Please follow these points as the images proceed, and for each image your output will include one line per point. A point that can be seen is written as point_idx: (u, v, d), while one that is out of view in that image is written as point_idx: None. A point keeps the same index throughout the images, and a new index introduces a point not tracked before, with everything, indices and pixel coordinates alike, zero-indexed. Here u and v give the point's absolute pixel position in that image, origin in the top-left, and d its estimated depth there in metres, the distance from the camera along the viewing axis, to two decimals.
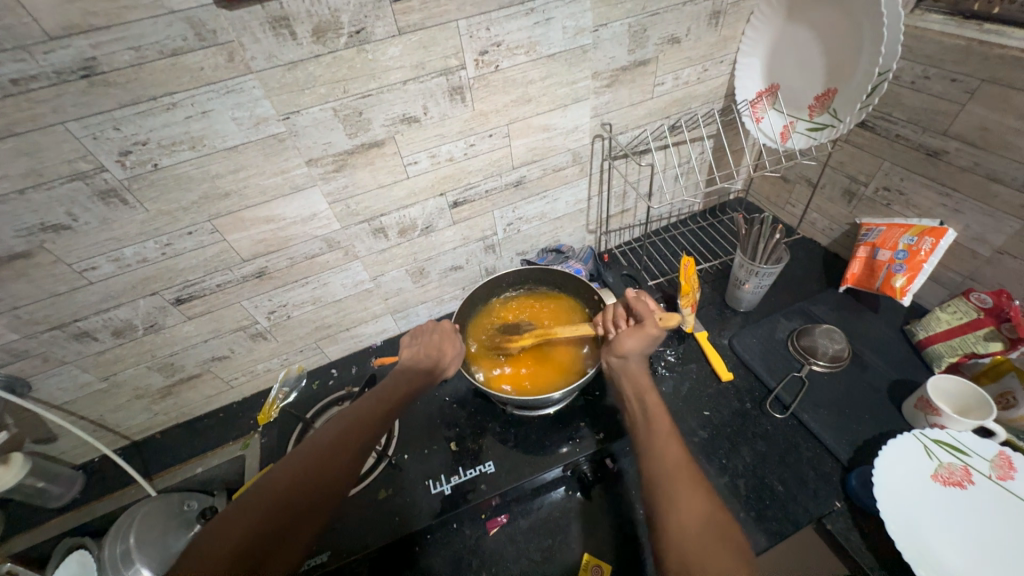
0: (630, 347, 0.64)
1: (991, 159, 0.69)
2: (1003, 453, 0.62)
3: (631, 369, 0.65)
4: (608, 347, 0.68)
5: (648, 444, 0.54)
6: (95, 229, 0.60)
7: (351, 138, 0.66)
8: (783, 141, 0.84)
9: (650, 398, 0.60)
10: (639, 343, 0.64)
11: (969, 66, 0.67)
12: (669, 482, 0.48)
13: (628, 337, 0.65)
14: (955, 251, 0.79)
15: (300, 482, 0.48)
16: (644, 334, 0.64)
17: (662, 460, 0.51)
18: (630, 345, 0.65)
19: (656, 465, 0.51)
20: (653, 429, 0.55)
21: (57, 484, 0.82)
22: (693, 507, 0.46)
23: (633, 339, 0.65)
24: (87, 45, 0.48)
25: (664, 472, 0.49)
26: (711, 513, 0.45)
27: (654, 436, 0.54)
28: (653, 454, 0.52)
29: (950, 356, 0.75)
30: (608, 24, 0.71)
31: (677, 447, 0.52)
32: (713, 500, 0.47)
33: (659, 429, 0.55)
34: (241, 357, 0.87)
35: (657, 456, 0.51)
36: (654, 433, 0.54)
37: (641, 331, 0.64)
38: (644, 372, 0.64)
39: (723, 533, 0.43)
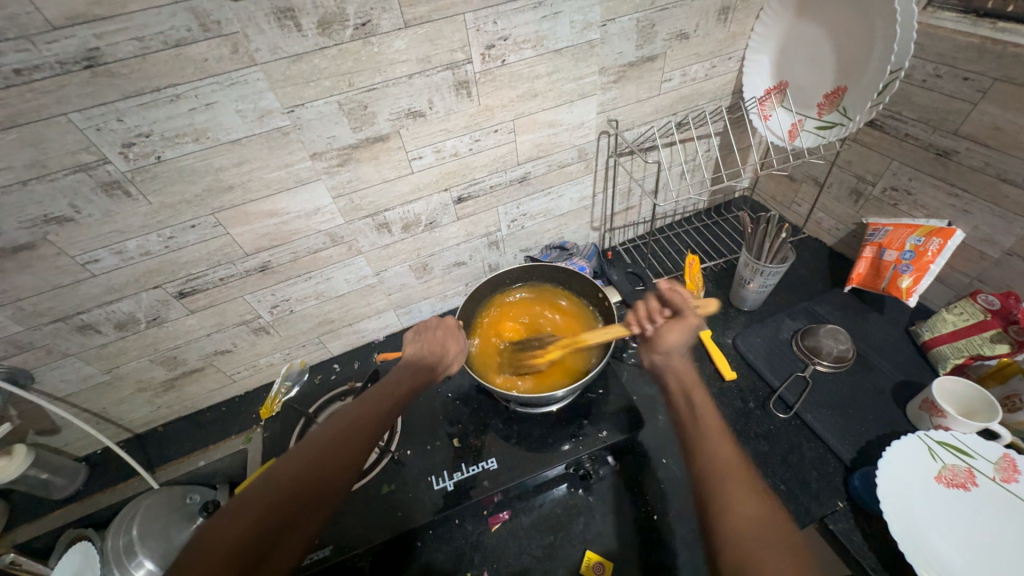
0: (672, 340, 0.60)
1: (1002, 160, 0.68)
2: (1007, 456, 0.62)
3: (674, 361, 0.59)
4: (647, 343, 0.62)
5: (695, 439, 0.48)
6: (98, 221, 0.60)
7: (355, 132, 0.65)
8: (791, 139, 0.83)
9: (695, 389, 0.54)
10: (680, 335, 0.60)
11: (982, 65, 0.67)
12: (721, 478, 0.43)
13: (669, 332, 0.60)
14: (962, 252, 0.78)
15: (303, 477, 0.47)
16: (685, 327, 0.60)
17: (711, 456, 0.46)
18: (672, 338, 0.60)
19: (705, 461, 0.46)
20: (699, 422, 0.50)
21: (60, 476, 0.82)
22: (747, 507, 0.41)
23: (674, 334, 0.60)
24: (91, 36, 0.47)
25: (716, 468, 0.44)
26: (767, 512, 0.40)
27: (702, 430, 0.49)
28: (702, 450, 0.47)
29: (956, 357, 0.75)
30: (616, 18, 0.70)
31: (728, 443, 0.47)
32: (768, 500, 0.42)
33: (708, 423, 0.49)
34: (244, 352, 0.87)
35: (706, 452, 0.46)
36: (701, 425, 0.49)
37: (682, 324, 0.60)
38: (686, 364, 0.58)
39: (784, 535, 0.39)
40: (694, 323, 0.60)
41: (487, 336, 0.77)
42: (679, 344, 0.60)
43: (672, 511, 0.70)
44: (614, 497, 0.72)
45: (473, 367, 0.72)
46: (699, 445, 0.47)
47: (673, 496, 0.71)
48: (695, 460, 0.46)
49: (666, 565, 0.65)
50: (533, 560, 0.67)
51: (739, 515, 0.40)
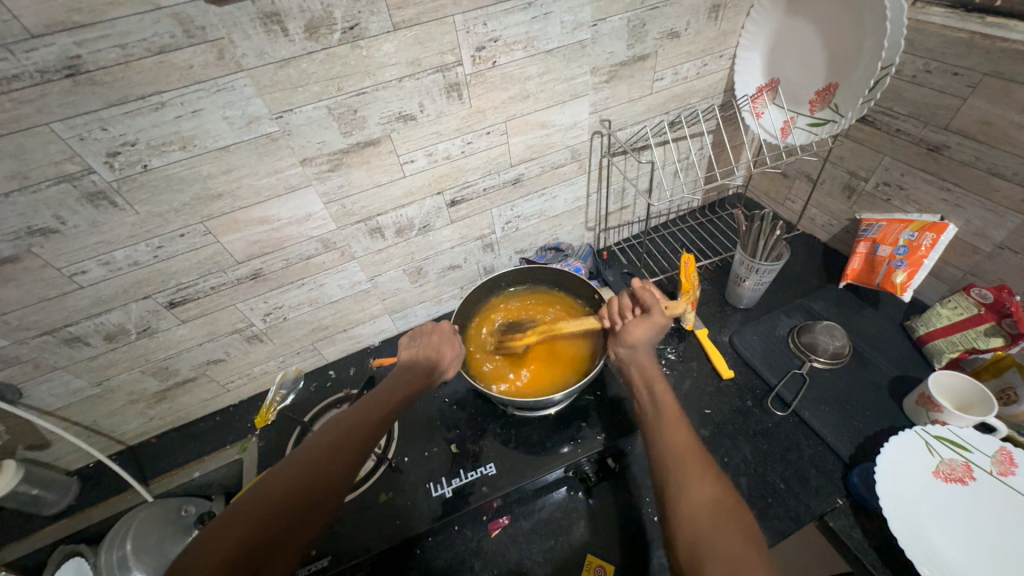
0: (640, 335, 0.61)
1: (992, 154, 0.69)
2: (1004, 449, 0.62)
3: (637, 356, 0.61)
4: (614, 339, 0.64)
5: (653, 428, 0.50)
6: (84, 232, 0.59)
7: (346, 137, 0.64)
8: (783, 136, 0.83)
9: (654, 381, 0.57)
10: (647, 330, 0.61)
11: (970, 60, 0.67)
12: (678, 464, 0.45)
13: (634, 327, 0.62)
14: (955, 246, 0.79)
15: (300, 487, 0.47)
16: (650, 322, 0.62)
17: (670, 443, 0.47)
18: (639, 332, 0.62)
19: (664, 447, 0.47)
20: (659, 411, 0.52)
21: (52, 491, 0.81)
22: (702, 490, 0.42)
23: (640, 329, 0.62)
24: (71, 44, 0.46)
25: (672, 454, 0.46)
26: (721, 493, 0.42)
27: (662, 418, 0.51)
28: (662, 438, 0.48)
29: (951, 352, 0.76)
30: (607, 18, 0.70)
31: (686, 431, 0.49)
32: (723, 483, 0.43)
33: (666, 412, 0.51)
34: (237, 361, 0.85)
35: (665, 438, 0.48)
36: (660, 415, 0.51)
37: (649, 320, 0.61)
38: (650, 358, 0.61)
39: (737, 513, 0.40)
40: (660, 321, 0.61)
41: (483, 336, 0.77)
42: (647, 338, 0.61)
43: None
44: (614, 499, 0.72)
45: (471, 370, 0.72)
46: (658, 433, 0.49)
47: None
48: (653, 447, 0.48)
49: (668, 567, 0.64)
50: (533, 564, 0.67)
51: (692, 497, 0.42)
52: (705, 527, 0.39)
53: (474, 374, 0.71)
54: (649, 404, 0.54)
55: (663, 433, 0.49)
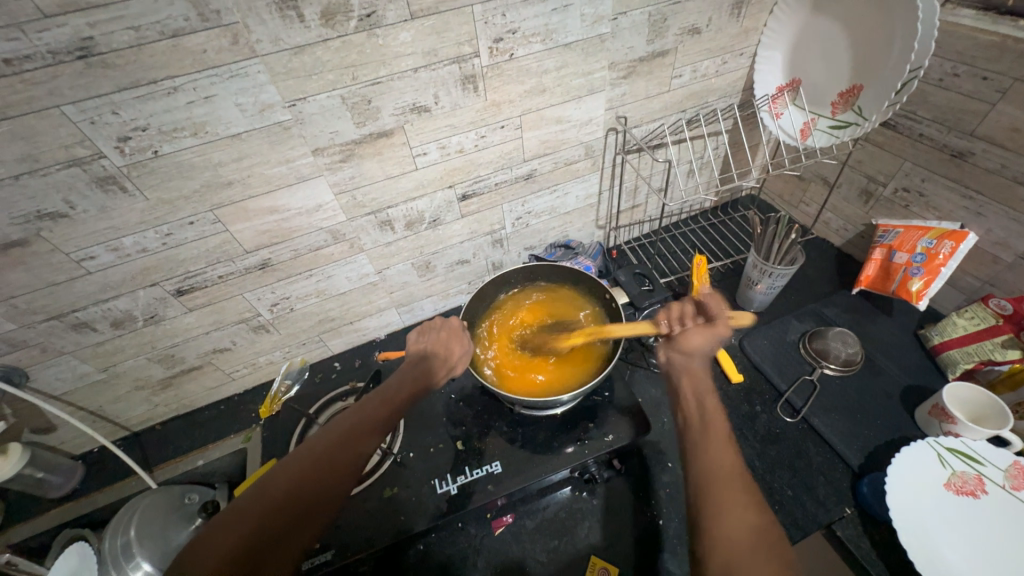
0: (696, 344, 0.57)
1: (1019, 162, 0.67)
2: (1019, 462, 0.61)
3: (688, 364, 0.56)
4: (667, 342, 0.60)
5: (698, 444, 0.46)
6: (93, 217, 0.58)
7: (359, 128, 0.63)
8: (803, 138, 0.82)
9: (708, 394, 0.51)
10: (707, 340, 0.57)
11: (1001, 64, 0.65)
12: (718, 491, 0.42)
13: (695, 334, 0.58)
14: (974, 255, 0.77)
15: (301, 485, 0.46)
16: (713, 334, 0.58)
17: (713, 467, 0.44)
18: (695, 341, 0.57)
19: (704, 468, 0.44)
20: (707, 428, 0.47)
21: (57, 474, 0.81)
22: (744, 524, 0.39)
23: (698, 337, 0.57)
24: (84, 24, 0.45)
25: (715, 479, 0.43)
26: (763, 530, 0.39)
27: (707, 437, 0.46)
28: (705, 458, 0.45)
29: (966, 362, 0.74)
30: (627, 12, 0.68)
31: (732, 456, 0.45)
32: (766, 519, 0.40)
33: (713, 431, 0.47)
34: (243, 350, 0.85)
35: (710, 458, 0.44)
36: (708, 431, 0.47)
37: (711, 331, 0.58)
38: (700, 366, 0.55)
39: (777, 554, 0.37)
40: (724, 333, 0.58)
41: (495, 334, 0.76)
42: (705, 348, 0.57)
43: (678, 516, 0.69)
44: (619, 500, 0.71)
45: (479, 367, 0.71)
46: (701, 452, 0.45)
47: (678, 500, 0.71)
48: (694, 464, 0.45)
49: (673, 571, 0.64)
50: (537, 564, 0.66)
51: (729, 527, 0.39)
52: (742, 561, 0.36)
53: (482, 372, 0.70)
54: (694, 418, 0.49)
55: (707, 454, 0.45)
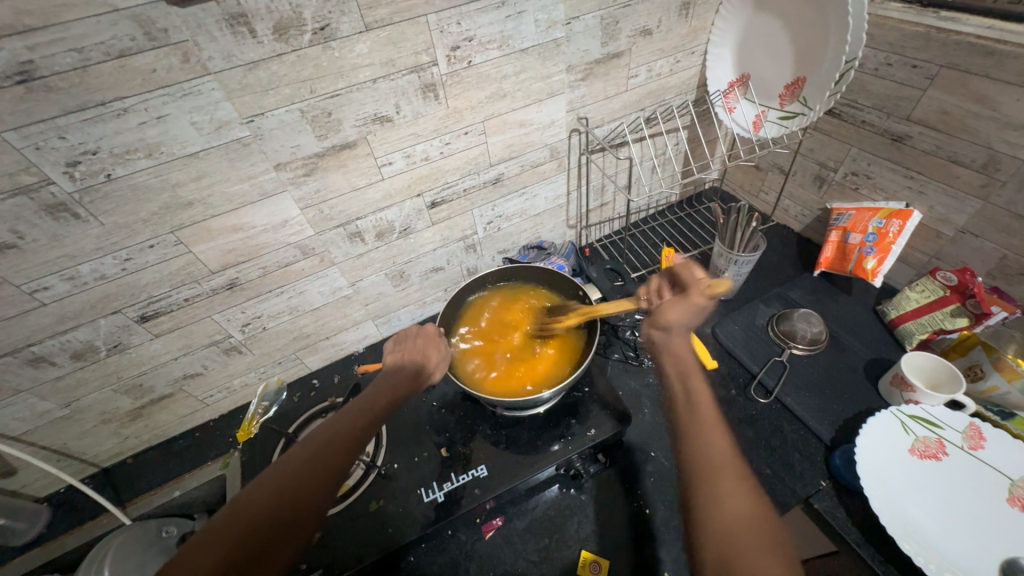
0: (676, 313, 0.56)
1: (952, 142, 0.72)
2: (974, 423, 0.65)
3: (673, 341, 0.55)
4: (648, 319, 0.59)
5: (687, 432, 0.45)
6: (45, 247, 0.56)
7: (320, 141, 0.63)
8: (755, 130, 0.86)
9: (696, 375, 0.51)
10: (685, 310, 0.56)
11: (929, 53, 0.70)
12: (710, 474, 0.41)
13: (671, 306, 0.56)
14: (920, 231, 0.82)
15: (281, 501, 0.45)
16: (693, 303, 0.56)
17: (703, 453, 0.43)
18: (672, 313, 0.56)
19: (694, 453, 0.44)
20: (695, 413, 0.47)
21: (20, 520, 0.77)
22: (738, 508, 0.39)
23: (677, 309, 0.56)
24: (23, 48, 0.44)
25: (703, 462, 0.42)
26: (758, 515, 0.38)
27: (696, 421, 0.46)
28: (696, 444, 0.44)
29: (920, 333, 0.79)
30: (580, 16, 0.70)
31: (724, 441, 0.44)
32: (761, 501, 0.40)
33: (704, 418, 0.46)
34: (215, 374, 0.83)
35: (700, 444, 0.44)
36: (699, 418, 0.46)
37: (688, 301, 0.56)
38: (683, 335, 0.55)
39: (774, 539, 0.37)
40: (700, 300, 0.56)
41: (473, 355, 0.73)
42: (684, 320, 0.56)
43: (663, 502, 0.71)
44: (606, 493, 0.72)
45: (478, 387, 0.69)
46: (692, 434, 0.45)
47: (663, 489, 0.72)
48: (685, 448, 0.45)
49: (661, 558, 0.65)
50: (529, 564, 0.66)
51: (723, 512, 0.39)
52: (736, 546, 0.36)
53: (462, 378, 0.70)
54: (682, 402, 0.49)
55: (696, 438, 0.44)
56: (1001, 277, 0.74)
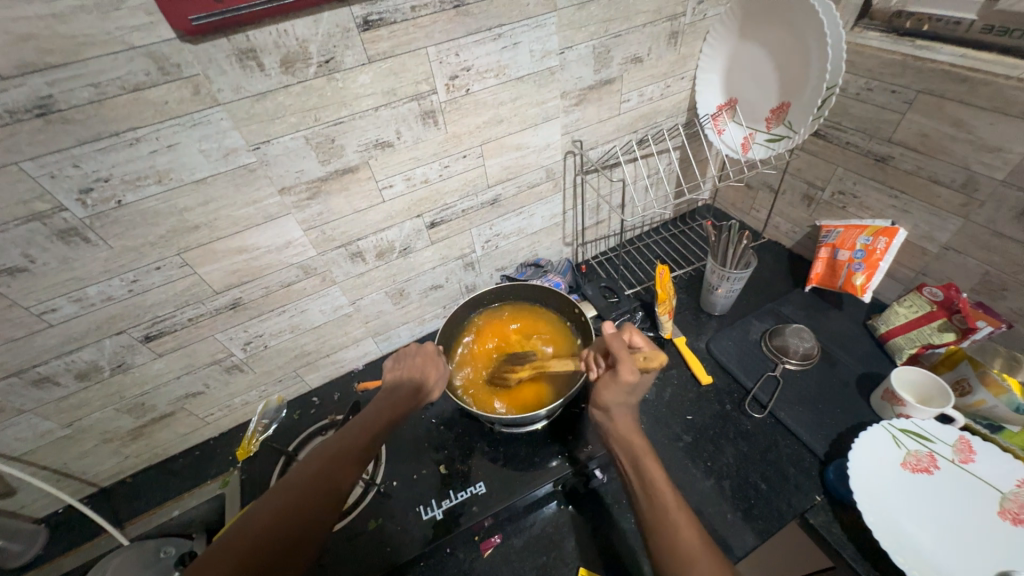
0: (611, 397, 0.58)
1: (932, 163, 0.74)
2: (963, 437, 0.66)
3: (621, 424, 0.57)
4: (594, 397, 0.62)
5: (654, 520, 0.46)
6: (55, 270, 0.58)
7: (324, 165, 0.65)
8: (744, 151, 0.88)
9: (651, 459, 0.52)
10: (621, 393, 0.57)
11: (906, 79, 0.73)
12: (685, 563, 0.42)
13: (604, 389, 0.58)
14: (906, 248, 0.84)
15: (288, 519, 0.46)
16: (618, 383, 0.57)
17: (674, 545, 0.44)
18: (608, 396, 0.58)
19: (667, 544, 0.44)
20: (657, 501, 0.48)
21: (17, 541, 0.76)
22: None
23: (611, 390, 0.58)
24: (43, 84, 0.46)
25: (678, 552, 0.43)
26: None
27: (659, 509, 0.47)
28: (667, 538, 0.44)
29: (910, 347, 0.80)
30: (573, 46, 0.74)
31: (688, 523, 0.45)
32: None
33: (665, 505, 0.47)
34: (216, 392, 0.84)
35: (670, 531, 0.45)
36: (663, 506, 0.47)
37: (616, 379, 0.57)
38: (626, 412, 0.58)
39: None
40: (628, 378, 0.56)
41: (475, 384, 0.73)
42: (624, 400, 0.58)
43: None
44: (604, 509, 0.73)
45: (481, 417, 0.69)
46: (661, 523, 0.46)
47: None
48: (656, 541, 0.45)
49: None
50: None
51: None
52: None
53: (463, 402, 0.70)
54: (643, 490, 0.50)
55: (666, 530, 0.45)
56: (985, 293, 0.76)
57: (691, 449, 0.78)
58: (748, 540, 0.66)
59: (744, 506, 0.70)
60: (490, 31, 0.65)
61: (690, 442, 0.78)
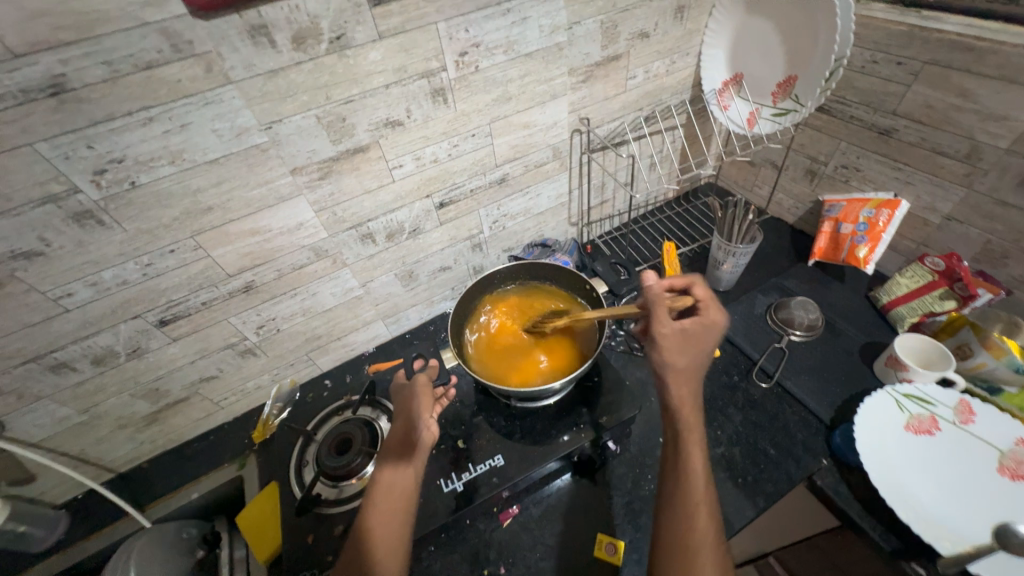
0: (674, 358, 0.55)
1: (935, 135, 0.76)
2: (964, 399, 0.68)
3: (682, 394, 0.55)
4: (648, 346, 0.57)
5: (677, 454, 0.52)
6: (70, 253, 0.57)
7: (335, 145, 0.65)
8: (750, 126, 0.89)
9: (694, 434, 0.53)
10: (682, 349, 0.55)
11: (912, 50, 0.73)
12: (688, 503, 0.49)
13: (661, 343, 0.55)
14: (908, 220, 0.86)
15: (374, 524, 0.55)
16: (667, 334, 0.55)
17: (683, 484, 0.50)
18: (669, 357, 0.55)
19: (678, 477, 0.51)
20: (686, 476, 0.51)
21: (40, 526, 0.77)
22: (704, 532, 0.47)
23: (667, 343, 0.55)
24: (56, 62, 0.46)
25: (687, 492, 0.50)
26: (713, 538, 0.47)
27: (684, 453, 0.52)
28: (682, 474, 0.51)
29: (911, 317, 0.82)
30: (581, 21, 0.73)
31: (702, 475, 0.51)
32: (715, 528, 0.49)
33: (694, 482, 0.50)
34: (231, 376, 0.84)
35: (688, 473, 0.51)
36: (688, 468, 0.51)
37: (665, 329, 0.56)
38: (688, 363, 0.56)
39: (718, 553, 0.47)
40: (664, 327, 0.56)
41: (498, 366, 0.73)
42: (682, 359, 0.55)
43: None
44: (618, 479, 0.75)
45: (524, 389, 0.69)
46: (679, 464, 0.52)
47: None
48: (672, 471, 0.52)
49: None
50: (546, 549, 0.69)
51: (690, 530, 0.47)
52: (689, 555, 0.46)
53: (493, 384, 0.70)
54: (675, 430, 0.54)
55: (682, 515, 0.48)
56: (985, 261, 0.78)
57: (701, 420, 0.80)
58: None
59: (754, 472, 0.72)
60: (500, 5, 0.65)
61: (700, 412, 0.81)
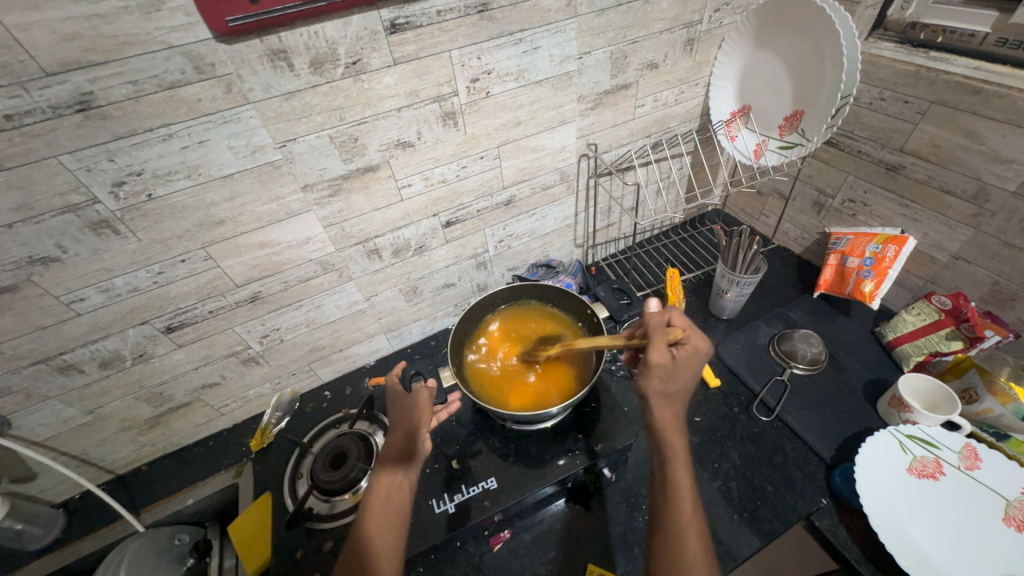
0: (661, 385, 0.53)
1: (943, 174, 0.75)
2: (969, 444, 0.67)
3: (665, 416, 0.54)
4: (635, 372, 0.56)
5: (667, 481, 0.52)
6: (85, 260, 0.59)
7: (346, 164, 0.67)
8: (757, 158, 0.89)
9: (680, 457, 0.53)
10: (670, 378, 0.53)
11: (918, 90, 0.74)
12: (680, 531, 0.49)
13: (650, 375, 0.54)
14: (915, 256, 0.85)
15: (376, 523, 0.58)
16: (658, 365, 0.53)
17: (670, 507, 0.50)
18: (654, 383, 0.54)
19: (667, 501, 0.51)
20: (674, 500, 0.50)
21: (36, 525, 0.78)
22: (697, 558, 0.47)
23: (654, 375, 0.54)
24: (84, 80, 0.48)
25: (675, 519, 0.49)
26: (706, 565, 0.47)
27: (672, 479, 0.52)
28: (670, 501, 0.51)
29: (917, 355, 0.81)
30: (591, 51, 0.75)
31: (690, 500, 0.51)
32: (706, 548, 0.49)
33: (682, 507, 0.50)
34: (233, 383, 0.85)
35: (676, 500, 0.51)
36: (675, 494, 0.51)
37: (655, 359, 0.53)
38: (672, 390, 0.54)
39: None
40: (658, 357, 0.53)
41: (497, 385, 0.73)
42: (670, 388, 0.54)
43: None
44: (611, 508, 0.74)
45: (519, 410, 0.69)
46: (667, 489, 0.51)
47: None
48: (661, 497, 0.52)
49: None
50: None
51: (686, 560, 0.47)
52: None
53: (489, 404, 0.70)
54: (663, 458, 0.53)
55: (671, 540, 0.48)
56: (993, 302, 0.77)
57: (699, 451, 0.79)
58: (753, 541, 0.67)
59: (750, 508, 0.71)
60: (512, 35, 0.67)
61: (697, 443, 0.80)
